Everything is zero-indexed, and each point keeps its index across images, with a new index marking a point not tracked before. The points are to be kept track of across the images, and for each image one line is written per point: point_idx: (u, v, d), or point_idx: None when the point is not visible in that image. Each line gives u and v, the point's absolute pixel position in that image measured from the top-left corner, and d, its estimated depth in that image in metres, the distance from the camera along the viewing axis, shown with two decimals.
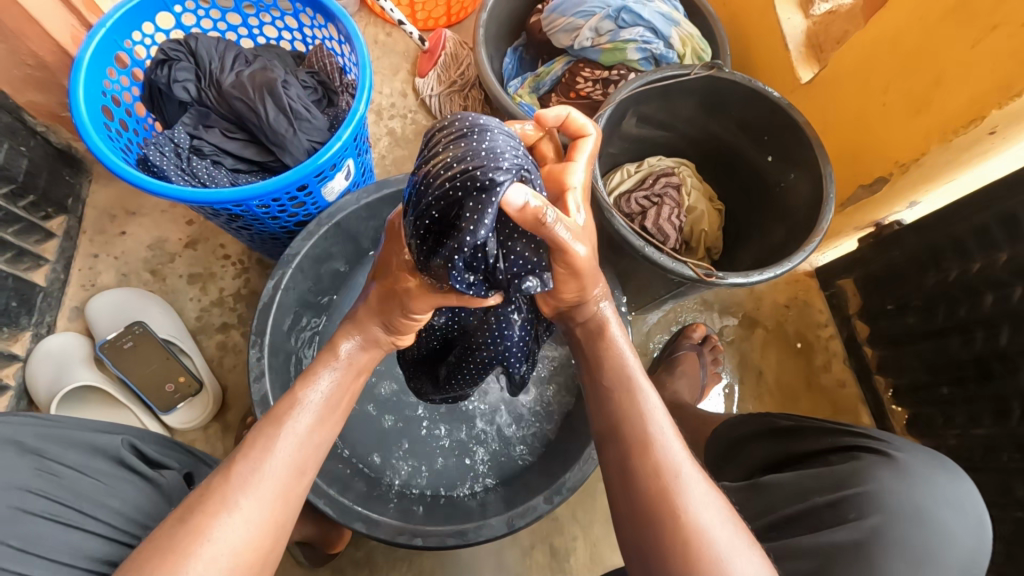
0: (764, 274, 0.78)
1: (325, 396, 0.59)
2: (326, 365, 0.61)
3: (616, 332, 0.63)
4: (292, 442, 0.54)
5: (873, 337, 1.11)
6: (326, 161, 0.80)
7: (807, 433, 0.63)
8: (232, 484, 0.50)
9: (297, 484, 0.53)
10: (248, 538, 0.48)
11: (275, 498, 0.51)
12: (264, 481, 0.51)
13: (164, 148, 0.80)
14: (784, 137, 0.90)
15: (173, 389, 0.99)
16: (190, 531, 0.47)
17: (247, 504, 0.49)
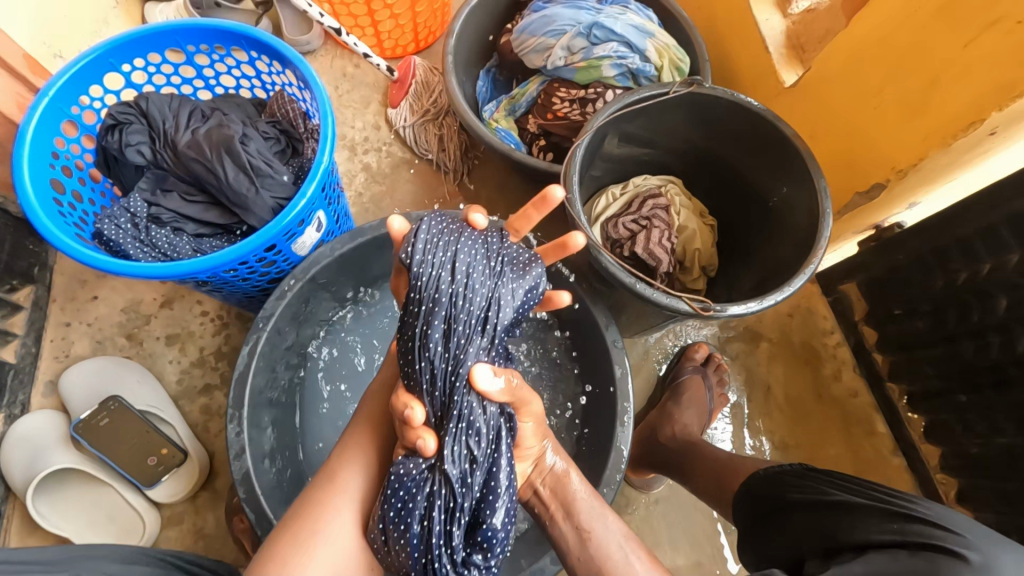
0: (765, 303, 0.74)
1: (399, 410, 0.76)
2: (395, 388, 0.76)
3: (577, 479, 0.68)
4: (380, 447, 0.71)
5: (882, 343, 1.07)
6: (294, 219, 0.76)
7: (870, 518, 0.58)
8: (340, 480, 0.66)
9: (390, 483, 0.69)
10: (363, 522, 0.64)
11: (379, 493, 0.67)
12: (367, 477, 0.67)
13: (119, 221, 0.75)
14: (774, 149, 0.85)
15: (156, 462, 0.95)
16: (320, 512, 0.63)
17: (356, 490, 0.66)
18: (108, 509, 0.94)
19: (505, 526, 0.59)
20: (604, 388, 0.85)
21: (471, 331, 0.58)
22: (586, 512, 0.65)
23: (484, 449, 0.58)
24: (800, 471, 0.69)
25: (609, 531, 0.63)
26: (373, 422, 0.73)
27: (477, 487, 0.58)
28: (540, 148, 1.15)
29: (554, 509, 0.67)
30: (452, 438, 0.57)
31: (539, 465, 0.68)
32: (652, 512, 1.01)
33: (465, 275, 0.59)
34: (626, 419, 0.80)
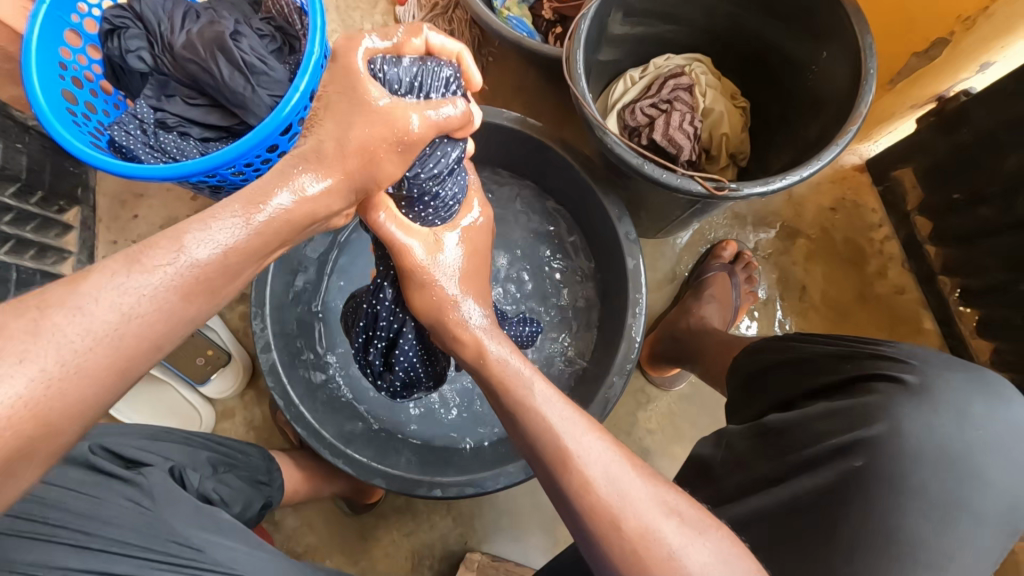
0: (787, 179, 0.67)
1: (221, 251, 0.43)
2: (239, 211, 0.44)
3: (494, 347, 0.57)
4: (135, 298, 0.38)
5: (937, 234, 0.98)
6: (292, 117, 0.74)
7: (822, 368, 0.59)
8: (35, 341, 0.35)
9: (154, 330, 0.39)
10: (28, 413, 0.34)
11: (78, 381, 0.36)
12: (81, 335, 0.36)
13: (129, 127, 0.76)
14: (816, 4, 0.74)
15: (205, 362, 1.02)
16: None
17: (53, 346, 0.35)
18: (168, 403, 1.04)
19: (407, 364, 0.76)
20: (616, 278, 0.83)
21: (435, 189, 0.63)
22: (517, 385, 0.53)
23: (389, 319, 0.74)
24: (774, 338, 0.67)
25: (516, 372, 0.54)
26: (159, 248, 0.40)
27: (393, 321, 0.74)
28: (556, 36, 1.09)
29: (482, 389, 0.57)
30: (374, 296, 0.75)
31: (453, 330, 0.60)
32: (674, 408, 1.02)
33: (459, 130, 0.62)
34: (638, 311, 0.78)
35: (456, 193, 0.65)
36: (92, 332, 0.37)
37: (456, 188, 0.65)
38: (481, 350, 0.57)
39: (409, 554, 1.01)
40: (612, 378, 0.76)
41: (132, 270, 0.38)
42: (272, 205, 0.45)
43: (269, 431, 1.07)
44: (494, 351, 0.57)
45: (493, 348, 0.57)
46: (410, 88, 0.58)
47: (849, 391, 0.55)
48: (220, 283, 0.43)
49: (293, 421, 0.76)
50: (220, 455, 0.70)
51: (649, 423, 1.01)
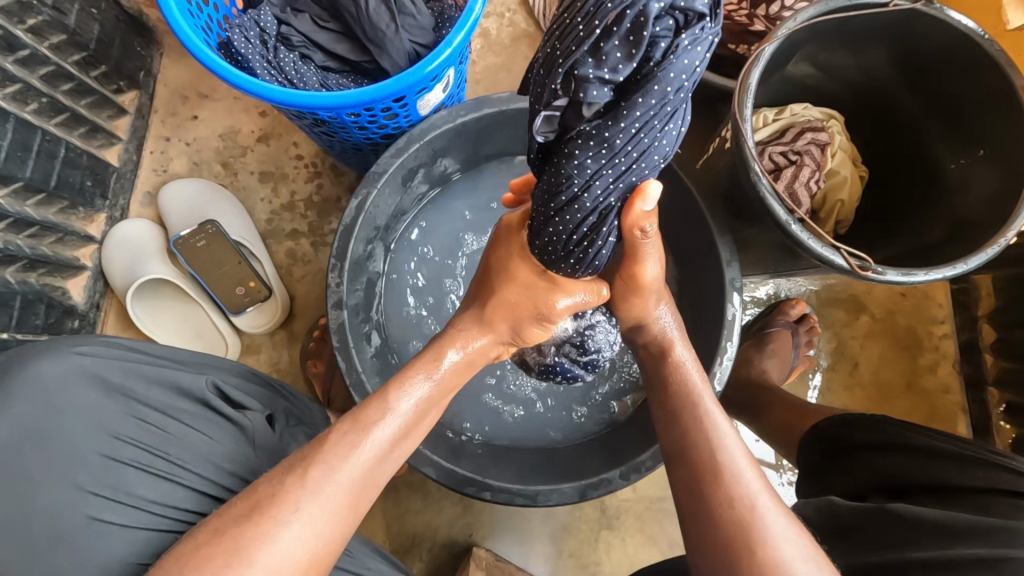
0: (930, 275, 0.66)
1: (417, 404, 0.56)
2: (424, 373, 0.58)
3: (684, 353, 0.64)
4: (365, 459, 0.51)
5: (1000, 347, 0.98)
6: (431, 73, 0.68)
7: (947, 462, 0.59)
8: (306, 491, 0.47)
9: (381, 477, 0.52)
10: (310, 545, 0.46)
11: (341, 516, 0.48)
12: (343, 480, 0.49)
13: (249, 34, 0.70)
14: (988, 99, 0.71)
15: (244, 293, 0.97)
16: (252, 527, 0.45)
17: (319, 494, 0.48)
18: (195, 326, 0.98)
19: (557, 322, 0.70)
20: (707, 320, 0.81)
21: (656, 151, 0.44)
22: (695, 393, 0.59)
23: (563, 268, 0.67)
24: (879, 417, 0.69)
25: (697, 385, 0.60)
26: (375, 412, 0.54)
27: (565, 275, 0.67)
28: None
29: (655, 382, 0.64)
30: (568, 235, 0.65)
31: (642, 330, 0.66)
32: None
33: (671, 91, 0.40)
34: (724, 359, 0.76)
35: (645, 167, 0.45)
36: (345, 478, 0.49)
37: (650, 158, 0.44)
38: (675, 359, 0.63)
39: (410, 533, 0.99)
40: None
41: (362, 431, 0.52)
42: (449, 359, 0.60)
43: (292, 378, 1.01)
44: (682, 356, 0.64)
45: (679, 354, 0.64)
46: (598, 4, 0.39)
47: (991, 503, 0.52)
48: (419, 423, 0.56)
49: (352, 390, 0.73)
50: (292, 408, 0.70)
51: None
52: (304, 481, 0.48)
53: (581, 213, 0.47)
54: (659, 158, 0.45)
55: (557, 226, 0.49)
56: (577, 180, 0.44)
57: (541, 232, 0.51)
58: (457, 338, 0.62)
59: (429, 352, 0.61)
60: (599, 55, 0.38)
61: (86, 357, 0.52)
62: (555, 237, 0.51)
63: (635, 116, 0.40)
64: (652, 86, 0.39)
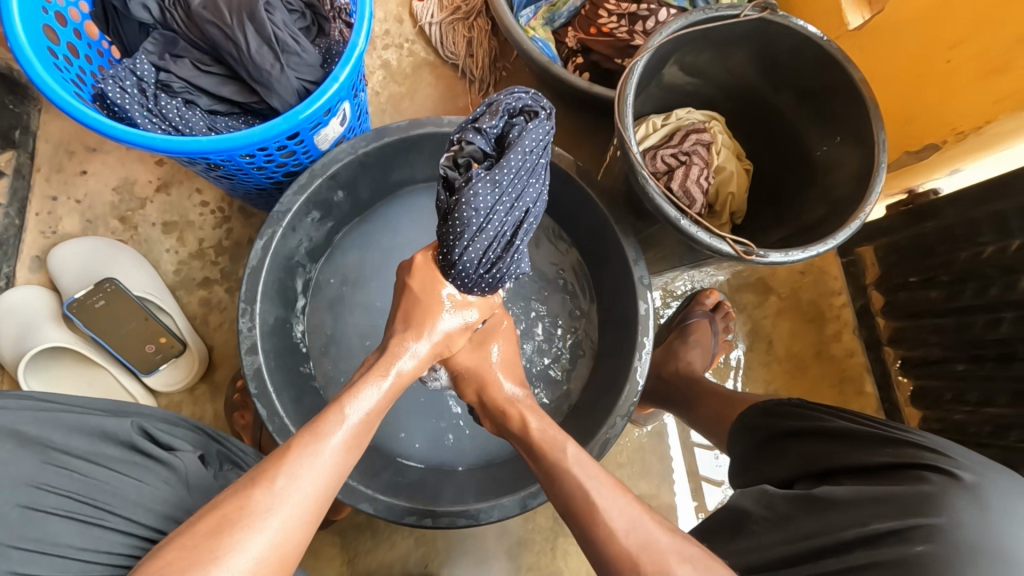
0: (808, 252, 0.72)
1: (367, 413, 0.57)
2: (374, 382, 0.60)
3: (535, 422, 0.66)
4: (327, 462, 0.52)
5: (888, 308, 1.08)
6: (321, 108, 0.68)
7: (860, 443, 0.64)
8: (271, 496, 0.47)
9: (338, 483, 0.53)
10: (277, 553, 0.46)
11: (305, 520, 0.49)
12: (307, 488, 0.50)
13: (125, 83, 0.68)
14: (838, 91, 0.80)
15: (155, 350, 0.92)
16: (216, 543, 0.44)
17: (282, 503, 0.48)
18: (102, 393, 0.91)
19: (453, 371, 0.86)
20: (625, 318, 0.84)
21: (531, 202, 0.57)
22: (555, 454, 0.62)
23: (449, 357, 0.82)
24: (798, 403, 0.74)
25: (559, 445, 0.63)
26: (330, 420, 0.55)
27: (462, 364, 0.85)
28: (577, 65, 1.06)
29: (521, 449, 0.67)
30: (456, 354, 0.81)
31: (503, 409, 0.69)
32: (642, 443, 1.06)
33: (530, 153, 0.54)
34: (643, 354, 0.79)
35: (522, 208, 0.56)
36: (309, 486, 0.50)
37: (525, 202, 0.56)
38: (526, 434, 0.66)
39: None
40: (614, 418, 0.78)
41: (316, 439, 0.52)
42: (400, 367, 0.62)
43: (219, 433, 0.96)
44: (537, 425, 0.66)
45: (535, 423, 0.66)
46: (483, 110, 0.56)
47: (896, 477, 0.59)
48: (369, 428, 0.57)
49: (277, 434, 0.71)
50: (228, 451, 0.66)
51: (620, 456, 1.05)
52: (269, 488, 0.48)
53: (482, 246, 0.57)
54: (531, 204, 0.57)
55: (467, 255, 0.58)
56: (476, 215, 0.55)
57: (452, 266, 0.60)
58: (415, 329, 0.64)
59: (377, 366, 0.62)
60: (477, 123, 0.55)
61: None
62: (464, 268, 0.60)
63: (509, 173, 0.53)
64: (517, 153, 0.53)
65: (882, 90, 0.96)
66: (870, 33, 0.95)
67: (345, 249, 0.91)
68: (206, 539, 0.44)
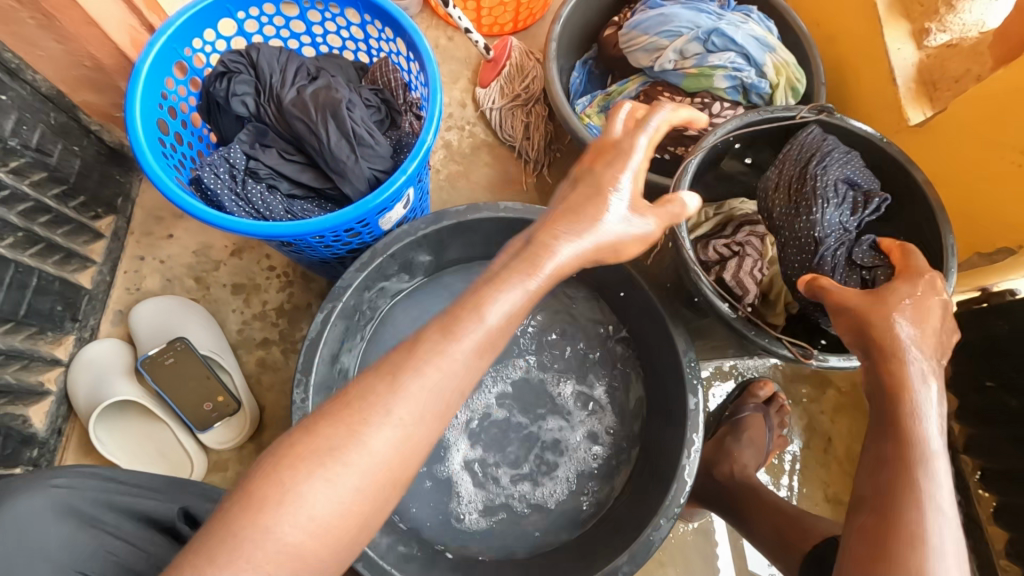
0: None
1: (508, 311, 0.49)
2: (520, 277, 0.50)
3: (518, 287, 0.50)
4: (448, 365, 0.47)
5: (963, 412, 1.00)
6: (390, 198, 0.74)
7: None
8: (338, 438, 0.44)
9: (427, 431, 0.47)
10: (330, 516, 0.43)
11: (366, 478, 0.44)
12: (385, 444, 0.44)
13: (219, 170, 0.75)
14: (899, 196, 0.80)
15: (211, 408, 0.96)
16: (259, 517, 0.41)
17: (329, 483, 0.43)
18: (159, 447, 0.95)
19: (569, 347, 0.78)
20: (672, 410, 0.82)
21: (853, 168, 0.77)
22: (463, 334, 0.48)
23: None
24: None
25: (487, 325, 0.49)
26: (438, 327, 0.48)
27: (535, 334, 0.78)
28: None
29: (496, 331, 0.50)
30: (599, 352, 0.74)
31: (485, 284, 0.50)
32: (687, 540, 1.00)
33: (845, 153, 0.77)
34: (691, 451, 0.76)
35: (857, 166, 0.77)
36: (372, 452, 0.44)
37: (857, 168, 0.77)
38: (515, 285, 0.50)
39: None
40: (659, 519, 0.73)
41: (447, 338, 0.47)
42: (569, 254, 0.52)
43: None
44: (531, 278, 0.51)
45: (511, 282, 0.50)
46: (827, 147, 0.77)
47: None
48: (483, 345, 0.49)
49: None
50: None
51: (663, 553, 0.99)
52: (356, 438, 0.44)
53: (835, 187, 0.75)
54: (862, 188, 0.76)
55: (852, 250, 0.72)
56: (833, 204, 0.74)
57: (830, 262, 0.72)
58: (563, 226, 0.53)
59: (524, 255, 0.52)
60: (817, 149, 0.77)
61: (63, 491, 0.56)
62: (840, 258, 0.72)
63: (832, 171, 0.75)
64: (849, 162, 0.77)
65: (946, 187, 0.94)
66: (933, 128, 0.95)
67: (397, 320, 0.94)
68: (265, 484, 0.42)
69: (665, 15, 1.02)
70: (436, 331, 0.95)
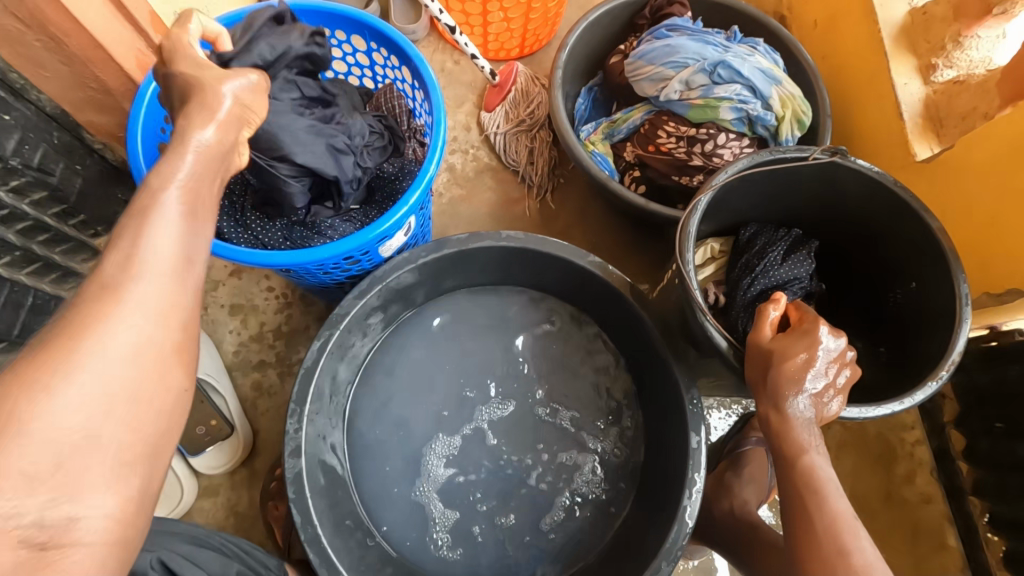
0: (885, 408, 0.67)
1: (185, 191, 0.47)
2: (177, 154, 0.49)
3: (192, 158, 0.49)
4: (166, 250, 0.44)
5: (970, 453, 0.98)
6: (390, 228, 0.73)
7: None
8: (86, 323, 0.40)
9: (177, 331, 0.44)
10: (98, 411, 0.38)
11: (138, 370, 0.41)
12: (123, 340, 0.40)
13: (224, 201, 0.80)
14: (908, 237, 0.78)
15: (204, 432, 0.95)
16: (9, 420, 0.36)
17: (88, 375, 0.38)
18: None
19: None
20: (673, 448, 0.80)
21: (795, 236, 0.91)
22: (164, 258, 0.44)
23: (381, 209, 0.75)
24: None
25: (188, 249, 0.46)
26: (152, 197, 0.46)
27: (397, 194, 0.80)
28: (633, 178, 1.10)
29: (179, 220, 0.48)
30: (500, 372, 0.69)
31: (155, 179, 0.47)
32: None
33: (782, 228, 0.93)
34: (692, 493, 0.74)
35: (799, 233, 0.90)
36: (124, 341, 0.40)
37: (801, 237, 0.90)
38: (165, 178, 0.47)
39: None
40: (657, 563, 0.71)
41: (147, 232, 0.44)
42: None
43: (252, 521, 0.96)
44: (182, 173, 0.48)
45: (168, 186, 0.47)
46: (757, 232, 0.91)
47: None
48: (194, 280, 0.46)
49: (306, 545, 0.69)
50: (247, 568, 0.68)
51: None
52: (97, 321, 0.40)
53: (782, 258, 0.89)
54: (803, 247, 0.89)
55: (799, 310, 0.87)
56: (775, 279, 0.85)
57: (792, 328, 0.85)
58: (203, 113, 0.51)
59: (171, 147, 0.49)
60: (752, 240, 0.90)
61: None
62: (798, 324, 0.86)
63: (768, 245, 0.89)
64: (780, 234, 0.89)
65: (955, 222, 0.93)
66: (938, 164, 0.94)
67: (398, 347, 0.92)
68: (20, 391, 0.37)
69: (672, 46, 1.02)
70: (437, 358, 0.92)
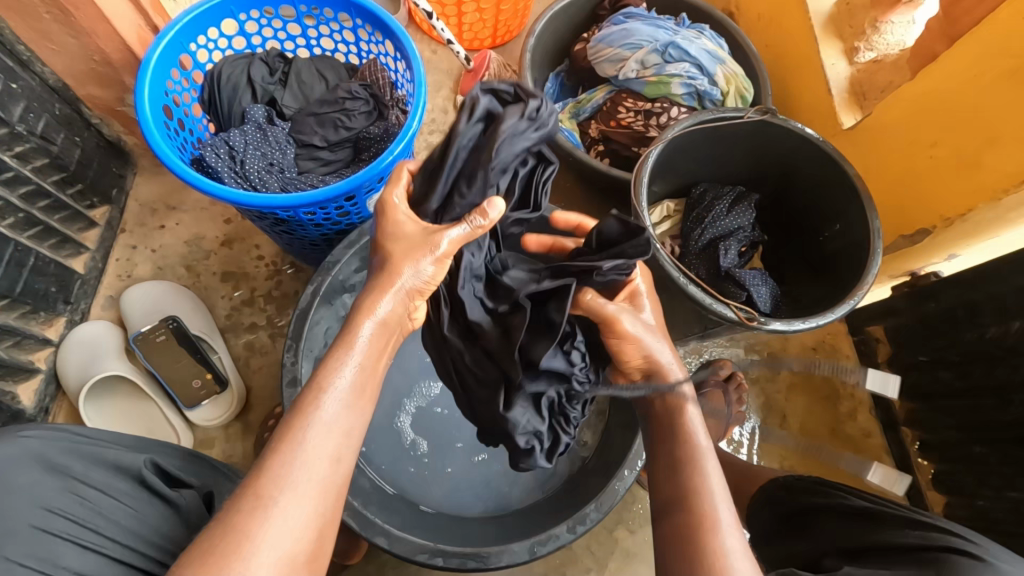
0: (810, 322, 0.78)
1: (358, 364, 0.58)
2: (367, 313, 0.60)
3: (367, 330, 0.59)
4: (331, 401, 0.55)
5: (902, 387, 1.10)
6: (377, 177, 0.81)
7: (881, 525, 0.64)
8: (285, 454, 0.52)
9: (341, 445, 0.55)
10: (295, 538, 0.50)
11: (314, 484, 0.52)
12: (322, 452, 0.53)
13: (220, 151, 0.84)
14: (832, 184, 0.90)
15: (200, 386, 1.01)
16: (249, 529, 0.48)
17: (284, 509, 0.50)
18: (147, 424, 0.98)
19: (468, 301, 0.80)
20: None
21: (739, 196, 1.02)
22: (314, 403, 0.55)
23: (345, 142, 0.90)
24: (816, 481, 0.76)
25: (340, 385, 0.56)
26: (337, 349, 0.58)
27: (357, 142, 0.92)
28: (598, 152, 1.20)
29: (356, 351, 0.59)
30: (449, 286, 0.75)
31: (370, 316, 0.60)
32: None
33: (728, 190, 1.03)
34: None
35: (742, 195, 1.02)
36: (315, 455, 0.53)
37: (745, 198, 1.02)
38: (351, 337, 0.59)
39: None
40: (623, 470, 0.80)
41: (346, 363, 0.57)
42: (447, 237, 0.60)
43: (248, 469, 1.02)
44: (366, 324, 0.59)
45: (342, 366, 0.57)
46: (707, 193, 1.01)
47: (917, 556, 0.58)
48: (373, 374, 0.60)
49: None
50: (238, 489, 0.71)
51: (632, 522, 1.05)
52: (296, 437, 0.53)
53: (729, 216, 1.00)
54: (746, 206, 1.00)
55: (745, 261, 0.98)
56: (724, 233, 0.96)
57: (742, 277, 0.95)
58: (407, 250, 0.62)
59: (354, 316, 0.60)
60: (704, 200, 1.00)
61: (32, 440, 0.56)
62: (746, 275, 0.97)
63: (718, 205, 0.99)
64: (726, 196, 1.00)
65: (877, 180, 1.05)
66: (861, 130, 1.07)
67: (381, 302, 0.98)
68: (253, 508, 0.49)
69: (628, 31, 1.14)
70: None
